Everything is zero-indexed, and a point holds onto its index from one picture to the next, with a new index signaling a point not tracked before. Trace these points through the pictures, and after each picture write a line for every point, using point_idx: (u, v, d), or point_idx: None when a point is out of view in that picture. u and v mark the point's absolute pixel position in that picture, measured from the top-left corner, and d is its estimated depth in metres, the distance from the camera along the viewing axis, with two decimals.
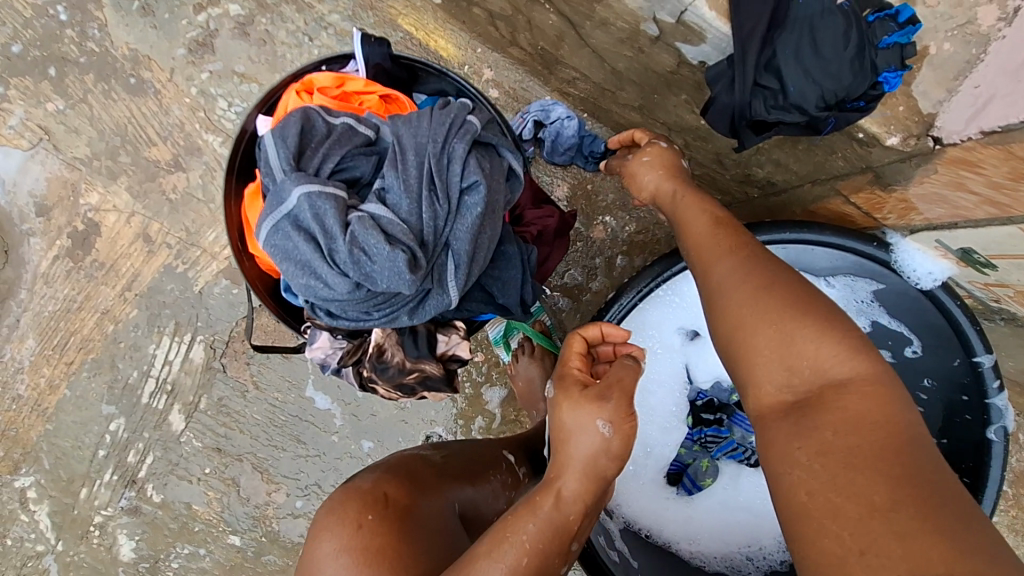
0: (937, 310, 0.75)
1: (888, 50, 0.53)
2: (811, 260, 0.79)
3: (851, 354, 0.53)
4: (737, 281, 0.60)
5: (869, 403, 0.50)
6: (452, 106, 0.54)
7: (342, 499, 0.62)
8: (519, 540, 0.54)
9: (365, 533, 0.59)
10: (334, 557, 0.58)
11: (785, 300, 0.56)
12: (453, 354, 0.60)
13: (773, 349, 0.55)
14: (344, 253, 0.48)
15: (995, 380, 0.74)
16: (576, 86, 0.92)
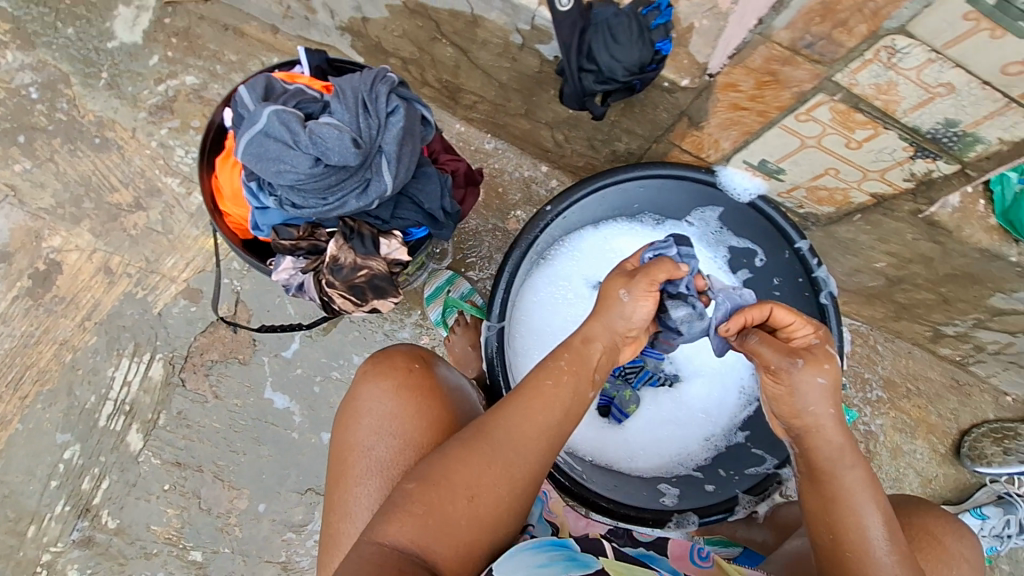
0: (760, 214, 0.99)
1: (658, 27, 0.79)
2: (667, 191, 1.03)
3: None
4: (869, 498, 0.71)
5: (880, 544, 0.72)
6: (378, 68, 0.72)
7: (385, 355, 0.80)
8: (545, 385, 0.75)
9: (414, 376, 0.77)
10: (392, 393, 0.75)
11: (873, 487, 0.72)
12: (394, 257, 0.77)
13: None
14: (305, 139, 0.62)
15: (814, 258, 0.98)
16: (476, 109, 1.17)
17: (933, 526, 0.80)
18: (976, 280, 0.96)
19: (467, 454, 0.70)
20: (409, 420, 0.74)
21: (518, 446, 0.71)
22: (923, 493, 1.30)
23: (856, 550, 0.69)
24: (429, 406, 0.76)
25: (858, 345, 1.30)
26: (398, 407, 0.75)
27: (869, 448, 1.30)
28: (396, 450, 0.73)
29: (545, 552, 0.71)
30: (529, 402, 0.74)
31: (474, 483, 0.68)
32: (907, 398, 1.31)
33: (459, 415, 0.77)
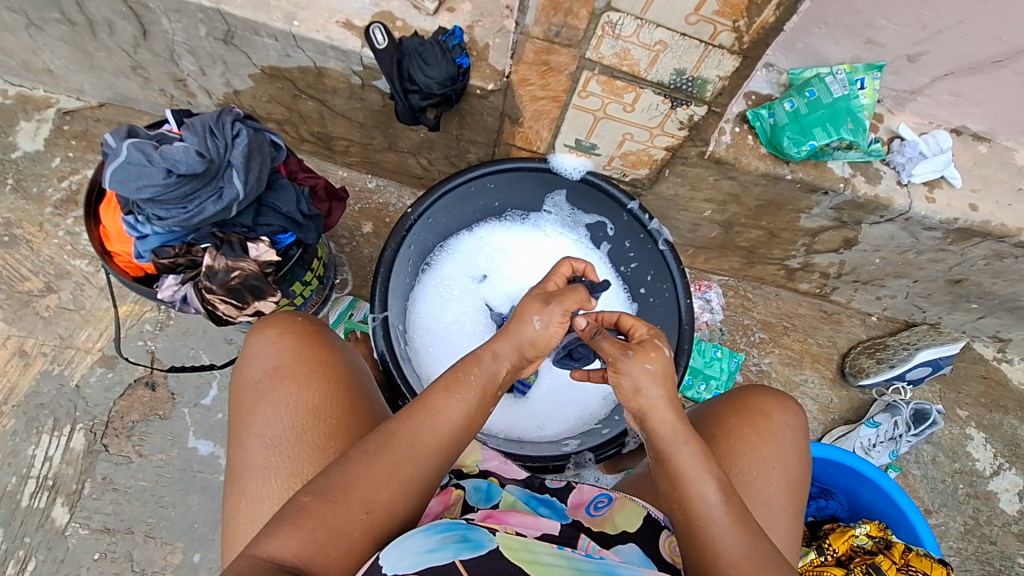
0: (595, 188, 1.16)
1: (455, 49, 1.00)
2: (516, 183, 1.19)
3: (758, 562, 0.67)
4: (704, 472, 0.71)
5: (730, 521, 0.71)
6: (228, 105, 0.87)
7: (274, 313, 0.84)
8: (461, 384, 0.77)
9: (297, 328, 0.82)
10: (276, 339, 0.80)
11: (706, 461, 0.72)
12: (264, 258, 0.87)
13: (733, 561, 0.67)
14: (157, 158, 0.76)
15: (644, 214, 1.14)
16: (351, 153, 1.35)
17: (767, 407, 0.80)
18: (779, 205, 1.13)
19: (362, 466, 0.70)
20: (292, 359, 0.78)
21: (417, 455, 0.72)
22: (825, 418, 1.40)
23: (690, 509, 0.71)
24: (312, 351, 0.80)
25: (731, 296, 1.45)
26: (282, 350, 0.79)
27: (765, 385, 1.40)
28: (278, 389, 0.76)
29: (437, 535, 0.67)
30: (430, 415, 0.75)
31: (366, 495, 0.68)
32: (786, 335, 1.44)
33: (345, 366, 0.81)
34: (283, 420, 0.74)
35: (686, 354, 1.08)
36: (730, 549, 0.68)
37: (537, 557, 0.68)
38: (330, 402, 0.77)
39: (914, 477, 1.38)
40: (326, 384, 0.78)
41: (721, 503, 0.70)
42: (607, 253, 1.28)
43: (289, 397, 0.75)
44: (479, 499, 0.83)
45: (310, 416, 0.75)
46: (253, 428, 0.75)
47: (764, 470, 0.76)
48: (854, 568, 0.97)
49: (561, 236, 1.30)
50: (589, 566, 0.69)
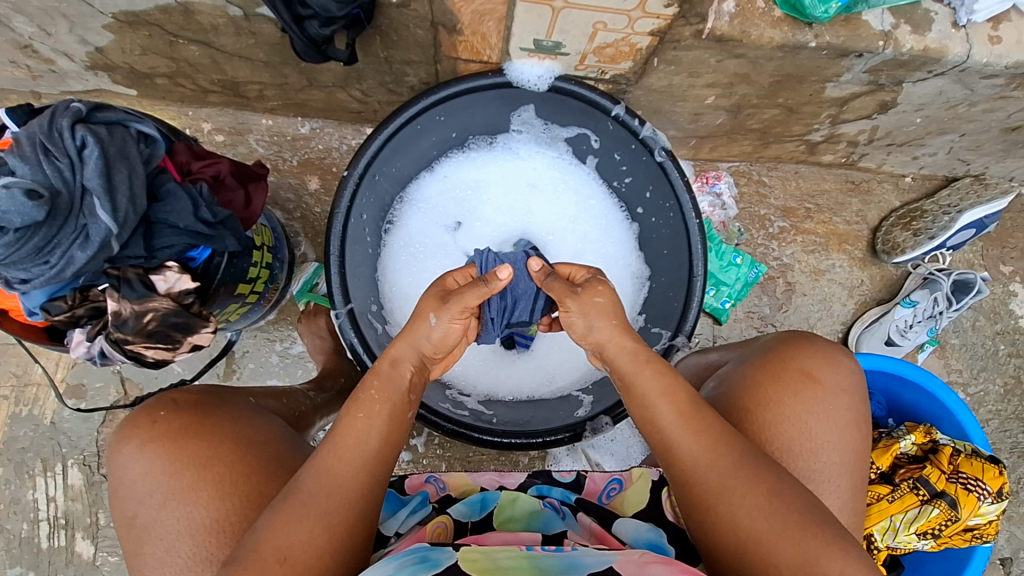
0: (566, 95, 0.93)
1: None
2: (468, 108, 0.97)
3: (759, 501, 0.59)
4: (664, 385, 0.64)
5: (712, 456, 0.61)
6: (61, 102, 0.66)
7: (131, 413, 0.64)
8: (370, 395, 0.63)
9: (163, 427, 0.62)
10: (138, 453, 0.60)
11: (676, 396, 0.64)
12: (179, 289, 0.71)
13: (703, 465, 0.61)
14: None
15: (634, 119, 0.92)
16: (268, 97, 1.11)
17: (815, 366, 0.70)
18: (799, 78, 0.90)
19: (275, 520, 0.55)
20: (163, 475, 0.59)
21: (332, 489, 0.58)
22: (854, 302, 1.28)
23: (656, 423, 0.64)
24: (189, 450, 0.60)
25: (744, 185, 1.25)
26: (148, 465, 0.59)
27: (788, 279, 1.26)
28: (161, 514, 0.58)
29: (398, 559, 0.51)
30: (336, 443, 0.60)
31: (286, 543, 0.54)
32: (809, 218, 1.27)
33: (236, 444, 0.62)
34: (176, 549, 0.57)
35: (702, 278, 0.93)
36: (699, 457, 0.61)
37: (503, 571, 0.50)
38: (227, 504, 0.58)
39: (952, 347, 1.29)
40: (217, 483, 0.59)
41: (683, 414, 0.63)
42: (595, 168, 1.08)
43: (176, 519, 0.57)
44: (472, 512, 0.68)
45: (209, 532, 0.57)
46: (148, 570, 0.57)
47: (819, 434, 0.67)
48: (902, 485, 0.93)
49: (539, 157, 1.10)
50: (554, 562, 0.52)
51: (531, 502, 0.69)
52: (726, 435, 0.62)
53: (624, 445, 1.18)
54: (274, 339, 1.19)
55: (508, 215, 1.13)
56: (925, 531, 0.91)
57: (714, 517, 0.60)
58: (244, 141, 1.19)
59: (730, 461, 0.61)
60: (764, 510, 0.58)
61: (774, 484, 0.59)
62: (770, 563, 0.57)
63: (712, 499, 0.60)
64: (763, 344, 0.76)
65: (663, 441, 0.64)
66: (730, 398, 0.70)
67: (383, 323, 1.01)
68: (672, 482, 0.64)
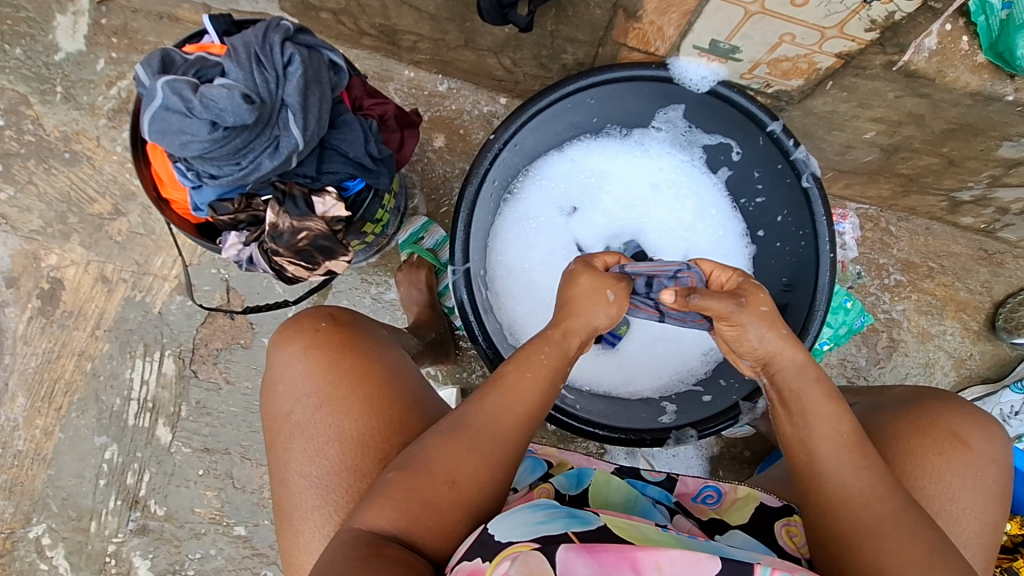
0: (725, 101, 0.91)
1: None
2: (618, 99, 0.97)
3: (922, 555, 0.55)
4: (833, 415, 0.62)
5: (869, 496, 0.58)
6: (271, 19, 0.70)
7: (291, 318, 0.67)
8: (538, 360, 0.65)
9: (324, 337, 0.65)
10: (299, 356, 0.64)
11: (848, 427, 0.62)
12: (332, 215, 0.74)
13: (858, 501, 0.58)
14: (196, 105, 0.61)
15: (789, 139, 0.90)
16: (419, 49, 1.14)
17: (966, 429, 0.66)
18: (976, 131, 0.87)
19: (438, 445, 0.58)
20: (322, 382, 0.63)
21: (496, 431, 0.60)
22: (958, 374, 1.21)
23: (807, 445, 0.62)
24: (346, 364, 0.63)
25: (868, 230, 1.21)
26: (309, 370, 0.63)
27: (893, 336, 1.21)
28: (314, 416, 0.62)
29: (543, 510, 0.54)
30: (505, 393, 0.62)
31: (448, 466, 0.57)
32: (930, 278, 1.21)
33: (385, 369, 0.65)
34: (325, 452, 0.60)
35: (822, 313, 0.89)
36: (857, 494, 0.59)
37: (652, 540, 0.52)
38: (374, 421, 0.62)
39: None
40: (368, 401, 0.62)
41: (845, 446, 0.61)
42: (725, 181, 1.06)
43: (329, 426, 0.61)
44: (570, 485, 0.68)
45: (356, 444, 0.60)
46: (295, 464, 0.61)
47: (963, 499, 0.64)
48: None
49: (669, 159, 1.09)
50: (697, 545, 0.53)
51: (625, 489, 0.69)
52: (888, 480, 0.59)
53: (684, 463, 1.17)
54: (371, 282, 1.22)
55: (624, 209, 1.11)
56: None
57: (858, 555, 0.57)
58: (384, 87, 1.23)
59: (890, 505, 0.58)
60: (917, 565, 0.54)
61: (934, 540, 0.56)
62: None
63: (860, 539, 0.57)
64: (899, 394, 0.74)
65: (809, 467, 0.62)
66: (872, 440, 0.68)
67: (486, 288, 1.02)
68: (810, 513, 0.61)
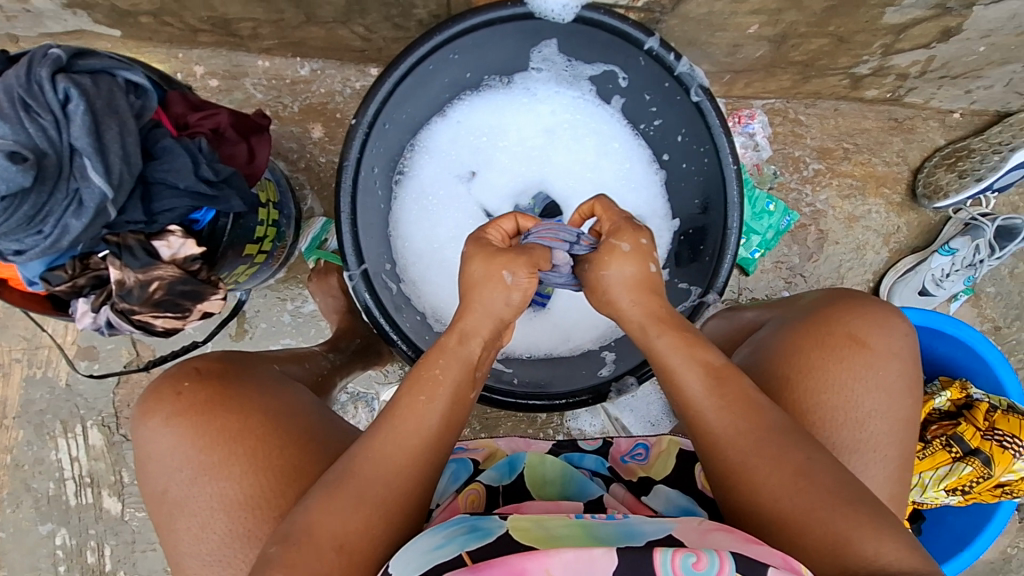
0: (594, 26, 0.85)
1: None
2: (482, 47, 0.89)
3: (793, 482, 0.57)
4: (687, 360, 0.64)
5: (737, 434, 0.60)
6: (39, 49, 0.59)
7: (153, 384, 0.62)
8: (431, 375, 0.60)
9: (188, 400, 0.59)
10: (163, 428, 0.58)
11: (707, 370, 0.63)
12: (184, 255, 0.66)
13: (726, 445, 0.60)
14: None
15: (669, 54, 0.85)
16: (263, 35, 1.02)
17: (861, 329, 0.65)
18: (857, 3, 0.84)
19: (322, 504, 0.54)
20: (192, 451, 0.57)
21: (392, 469, 0.56)
22: (890, 249, 1.22)
23: (678, 393, 0.63)
24: (218, 425, 0.58)
25: (779, 125, 1.17)
26: (177, 440, 0.58)
27: (820, 227, 1.20)
28: (192, 489, 0.57)
29: (445, 529, 0.52)
30: (397, 426, 0.58)
31: (335, 527, 0.52)
32: (846, 160, 1.19)
33: (270, 422, 0.59)
34: (211, 526, 0.56)
35: (736, 230, 0.87)
36: (726, 433, 0.60)
37: (557, 538, 0.49)
38: (262, 480, 0.57)
39: (987, 296, 1.25)
40: (249, 461, 0.57)
41: (708, 388, 0.62)
42: (621, 110, 1.00)
43: (209, 496, 0.56)
44: (501, 476, 0.66)
45: (244, 510, 0.56)
46: (182, 543, 0.57)
47: (864, 404, 0.63)
48: (934, 442, 0.90)
49: (559, 99, 1.02)
50: (610, 529, 0.50)
51: (560, 466, 0.67)
52: (754, 410, 0.61)
53: (644, 402, 1.17)
54: (285, 298, 1.15)
55: (523, 163, 1.05)
56: (954, 489, 0.88)
57: (738, 492, 0.59)
58: (240, 85, 1.10)
59: (753, 441, 0.59)
60: (791, 492, 0.56)
61: (808, 462, 0.57)
62: (798, 547, 0.55)
63: (737, 476, 0.59)
64: (806, 303, 0.71)
65: (684, 414, 0.63)
66: (766, 364, 0.67)
67: (397, 281, 0.96)
68: (695, 458, 0.63)
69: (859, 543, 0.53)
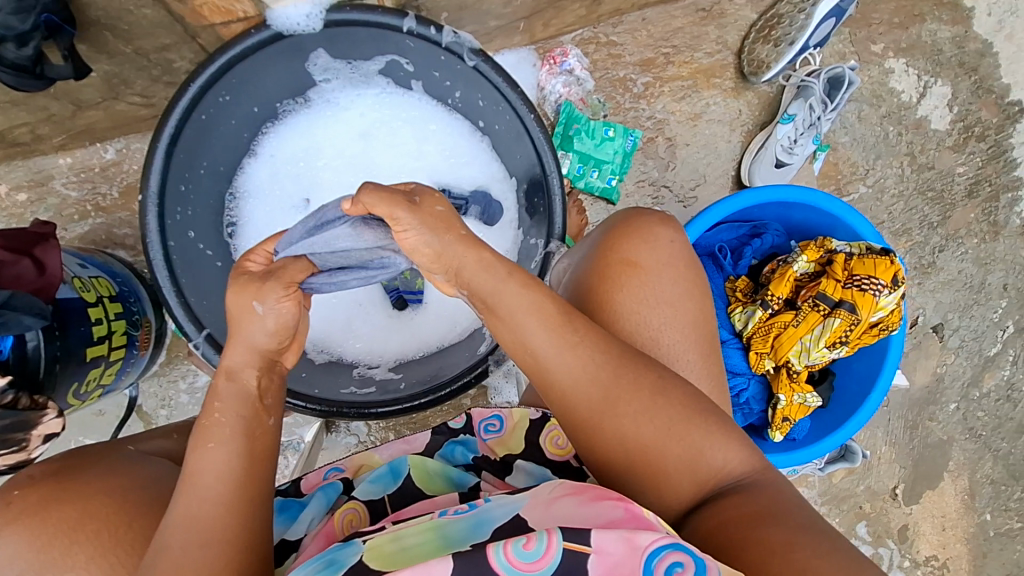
0: (348, 25, 0.83)
1: None
2: (253, 80, 0.87)
3: (651, 408, 0.57)
4: (531, 304, 0.58)
5: (591, 372, 0.58)
6: None
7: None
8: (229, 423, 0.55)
9: (19, 505, 0.60)
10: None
11: (550, 312, 0.58)
12: None
13: (585, 380, 0.57)
14: None
15: (429, 28, 0.83)
16: (47, 133, 0.98)
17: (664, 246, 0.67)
18: None
19: None
20: (29, 554, 0.58)
21: (206, 535, 0.52)
22: (740, 134, 1.24)
23: (524, 343, 0.59)
24: (49, 521, 0.59)
25: (594, 52, 1.17)
26: (12, 549, 0.58)
27: (668, 135, 1.21)
28: None
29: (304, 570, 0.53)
30: (199, 487, 0.53)
31: None
32: (670, 64, 1.20)
33: (108, 504, 0.60)
34: None
35: (555, 175, 0.89)
36: (581, 374, 0.58)
37: (418, 553, 0.53)
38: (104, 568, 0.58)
39: (843, 147, 1.29)
40: (88, 548, 0.58)
41: (555, 329, 0.58)
42: (423, 92, 0.98)
43: None
44: (383, 486, 0.70)
45: None
46: None
47: (685, 313, 0.65)
48: (804, 306, 0.93)
49: (361, 101, 1.00)
50: (464, 527, 0.56)
51: (439, 464, 0.73)
52: (601, 343, 0.59)
53: None
54: (176, 378, 1.13)
55: (351, 173, 1.04)
56: (835, 342, 0.92)
57: (600, 431, 0.58)
58: (51, 189, 1.07)
59: (609, 371, 0.58)
60: (648, 418, 0.57)
61: (660, 383, 0.59)
62: (659, 468, 0.57)
63: (597, 415, 0.58)
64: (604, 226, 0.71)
65: (535, 363, 0.59)
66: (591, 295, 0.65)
67: None
68: (553, 406, 0.60)
69: (712, 454, 0.57)
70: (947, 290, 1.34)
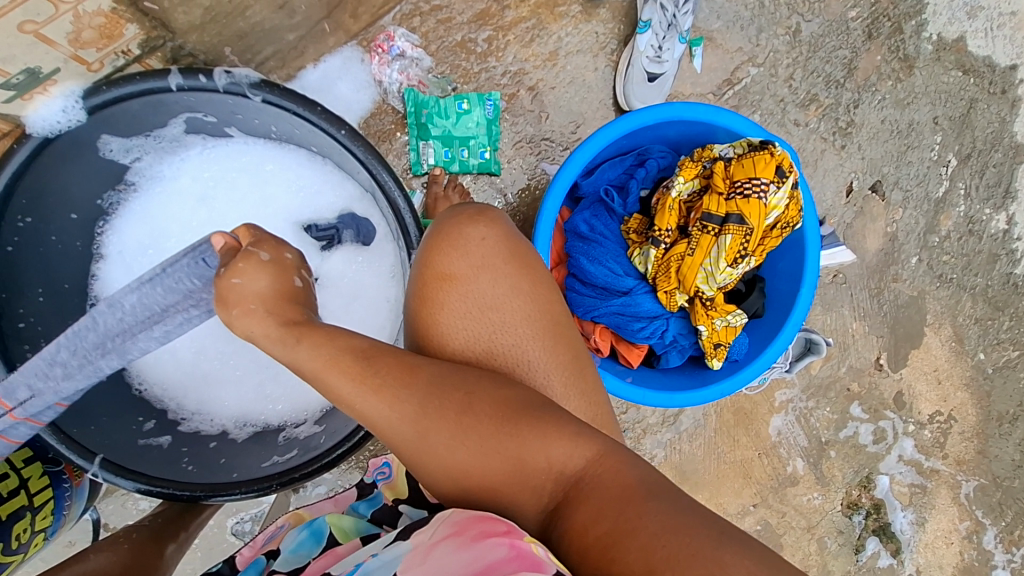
0: (118, 103, 0.76)
1: None
2: (55, 188, 0.82)
3: (462, 432, 0.55)
4: (326, 357, 0.56)
5: (399, 410, 0.56)
6: None
7: None
8: None
9: None
10: None
11: (347, 359, 0.56)
12: None
13: (395, 419, 0.56)
14: None
15: (199, 76, 0.76)
16: None
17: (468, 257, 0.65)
18: None
19: None
20: None
21: None
22: (605, 58, 1.14)
23: (333, 395, 0.56)
24: None
25: (423, 25, 1.07)
26: None
27: (529, 86, 1.12)
28: None
29: None
30: None
31: None
32: (507, 8, 1.10)
33: None
34: None
35: (394, 188, 0.81)
36: (390, 415, 0.56)
37: None
38: None
39: (721, 32, 1.18)
40: None
41: (353, 376, 0.56)
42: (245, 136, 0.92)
43: None
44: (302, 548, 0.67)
45: None
46: None
47: (503, 319, 0.64)
48: (693, 232, 0.88)
49: (189, 165, 0.95)
50: None
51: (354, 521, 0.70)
52: (402, 376, 0.56)
53: None
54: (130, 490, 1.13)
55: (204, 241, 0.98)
56: (735, 259, 0.87)
57: (423, 464, 0.56)
58: None
59: (416, 406, 0.55)
60: (463, 443, 0.55)
61: (470, 403, 0.56)
62: (486, 486, 0.56)
63: (414, 450, 0.56)
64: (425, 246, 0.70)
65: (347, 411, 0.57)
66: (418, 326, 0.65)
67: (167, 430, 0.94)
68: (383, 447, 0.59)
69: (539, 457, 0.55)
70: (875, 144, 1.25)
